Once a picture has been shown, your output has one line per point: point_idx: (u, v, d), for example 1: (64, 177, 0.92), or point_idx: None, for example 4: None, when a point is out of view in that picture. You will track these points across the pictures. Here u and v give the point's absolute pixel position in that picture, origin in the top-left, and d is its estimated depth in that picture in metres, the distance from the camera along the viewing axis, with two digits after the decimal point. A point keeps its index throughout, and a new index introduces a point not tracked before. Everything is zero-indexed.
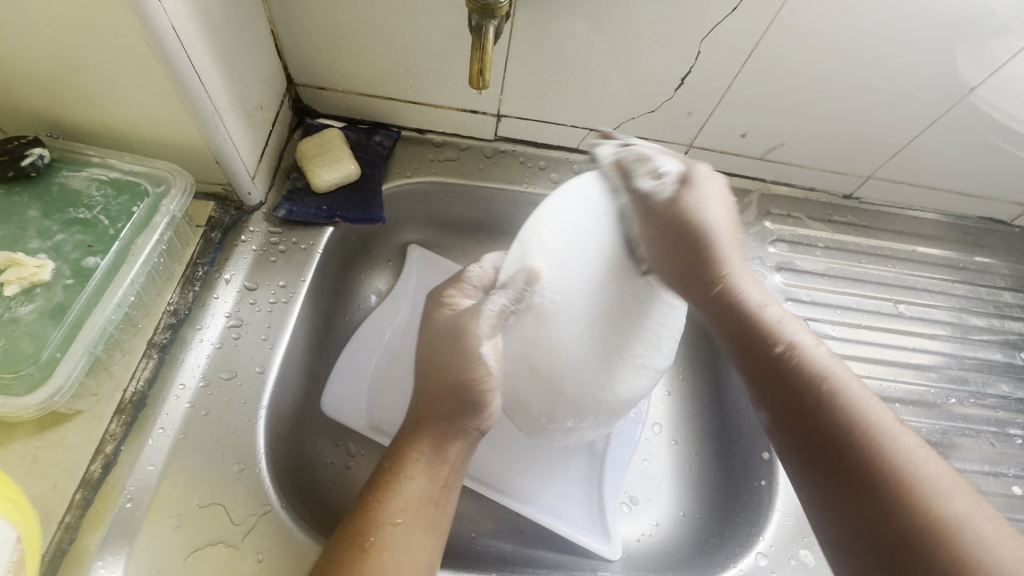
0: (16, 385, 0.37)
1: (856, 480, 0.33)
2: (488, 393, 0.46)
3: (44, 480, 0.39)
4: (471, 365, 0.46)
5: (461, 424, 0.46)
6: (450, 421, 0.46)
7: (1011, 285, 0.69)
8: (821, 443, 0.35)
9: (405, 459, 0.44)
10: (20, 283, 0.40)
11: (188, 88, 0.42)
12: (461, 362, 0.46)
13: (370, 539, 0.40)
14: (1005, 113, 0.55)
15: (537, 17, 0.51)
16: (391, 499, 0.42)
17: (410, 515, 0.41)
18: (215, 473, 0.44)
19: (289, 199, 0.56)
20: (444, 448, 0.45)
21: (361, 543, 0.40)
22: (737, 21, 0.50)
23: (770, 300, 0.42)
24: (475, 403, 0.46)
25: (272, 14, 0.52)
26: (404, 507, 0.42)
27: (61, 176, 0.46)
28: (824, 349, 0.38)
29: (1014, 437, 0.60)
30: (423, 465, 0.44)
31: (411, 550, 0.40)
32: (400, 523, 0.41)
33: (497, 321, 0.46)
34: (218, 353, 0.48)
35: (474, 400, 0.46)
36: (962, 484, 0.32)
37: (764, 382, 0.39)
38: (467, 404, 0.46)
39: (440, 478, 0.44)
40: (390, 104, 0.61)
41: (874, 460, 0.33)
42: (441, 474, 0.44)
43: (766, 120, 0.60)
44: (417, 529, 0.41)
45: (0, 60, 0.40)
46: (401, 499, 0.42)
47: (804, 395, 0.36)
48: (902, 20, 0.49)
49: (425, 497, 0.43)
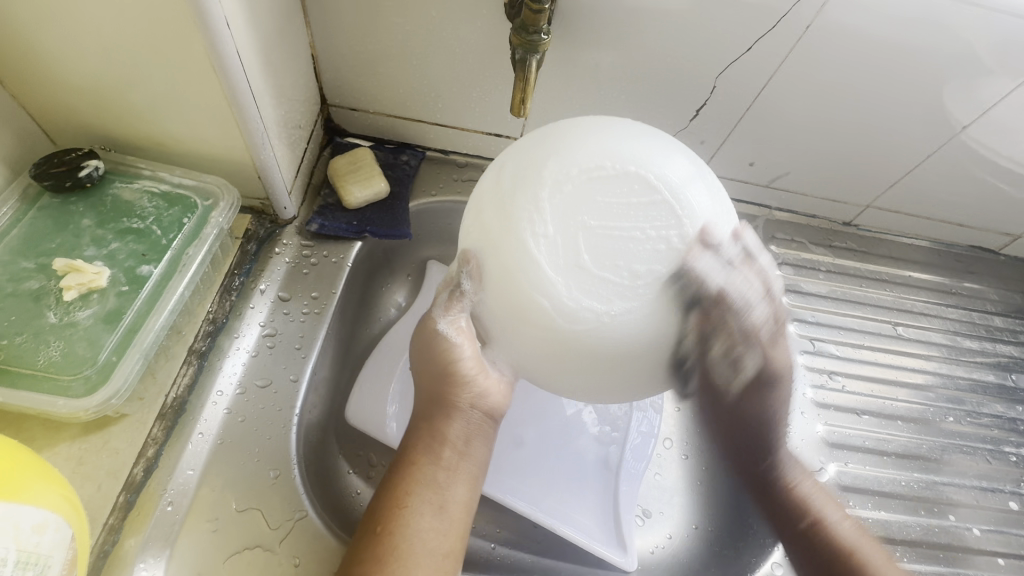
0: (74, 387, 0.39)
1: None
2: (462, 366, 0.47)
3: (89, 481, 0.40)
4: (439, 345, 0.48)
5: (450, 403, 0.47)
6: (441, 402, 0.48)
7: (1000, 310, 0.73)
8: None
9: (408, 447, 0.46)
10: (79, 289, 0.42)
11: (243, 108, 0.44)
12: (431, 349, 0.49)
13: (380, 525, 0.43)
14: (995, 151, 0.60)
15: (565, 50, 0.55)
16: (398, 485, 0.44)
17: (419, 499, 0.44)
18: (252, 479, 0.45)
19: (320, 214, 0.59)
20: (441, 430, 0.47)
21: (373, 529, 0.43)
22: (751, 60, 0.54)
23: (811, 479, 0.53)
24: (459, 380, 0.48)
25: (314, 39, 0.55)
26: (411, 490, 0.44)
27: (113, 187, 0.48)
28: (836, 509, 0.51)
29: (1008, 454, 0.63)
30: (423, 450, 0.46)
31: (421, 533, 0.43)
32: (409, 506, 0.43)
33: (450, 303, 0.47)
34: (254, 361, 0.50)
35: (457, 378, 0.48)
36: None
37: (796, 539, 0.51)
38: (450, 382, 0.48)
39: (444, 459, 0.46)
40: (418, 126, 0.64)
41: None
42: (444, 457, 0.46)
43: (773, 150, 0.64)
44: (425, 513, 0.43)
45: (67, 76, 0.42)
46: (405, 483, 0.44)
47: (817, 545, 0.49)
48: (901, 65, 0.53)
49: (428, 480, 0.45)
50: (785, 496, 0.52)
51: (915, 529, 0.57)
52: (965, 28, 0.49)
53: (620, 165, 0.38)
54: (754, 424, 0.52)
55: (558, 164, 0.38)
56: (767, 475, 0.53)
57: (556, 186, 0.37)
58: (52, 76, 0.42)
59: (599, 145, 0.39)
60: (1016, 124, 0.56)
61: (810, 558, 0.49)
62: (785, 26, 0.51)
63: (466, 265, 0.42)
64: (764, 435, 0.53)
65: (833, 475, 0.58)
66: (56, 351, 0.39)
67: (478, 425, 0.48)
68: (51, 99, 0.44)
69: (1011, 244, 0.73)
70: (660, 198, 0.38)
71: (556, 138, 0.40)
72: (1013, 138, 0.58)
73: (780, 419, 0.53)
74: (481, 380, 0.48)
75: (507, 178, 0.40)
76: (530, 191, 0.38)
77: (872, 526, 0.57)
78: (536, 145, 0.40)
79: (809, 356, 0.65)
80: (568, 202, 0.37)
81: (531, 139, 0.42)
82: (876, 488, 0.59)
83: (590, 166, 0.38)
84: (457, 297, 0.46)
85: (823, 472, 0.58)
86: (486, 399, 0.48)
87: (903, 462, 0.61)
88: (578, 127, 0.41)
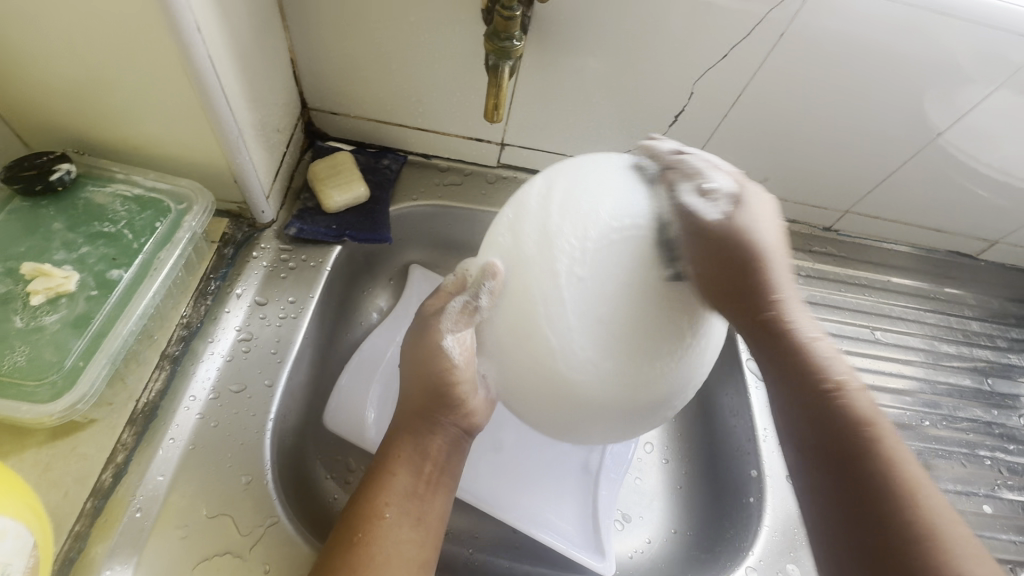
0: (39, 392, 0.38)
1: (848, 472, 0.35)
2: (459, 389, 0.47)
3: (56, 488, 0.40)
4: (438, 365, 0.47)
5: (437, 419, 0.47)
6: (427, 415, 0.47)
7: (978, 315, 0.73)
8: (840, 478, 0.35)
9: (387, 457, 0.46)
10: (46, 293, 0.41)
11: (216, 112, 0.44)
12: (427, 358, 0.47)
13: (359, 535, 0.42)
14: (970, 155, 0.60)
15: (543, 55, 0.55)
16: (377, 494, 0.44)
17: (398, 509, 0.43)
18: (223, 485, 0.44)
19: (299, 218, 0.58)
20: (425, 443, 0.47)
21: (351, 539, 0.42)
22: (727, 66, 0.55)
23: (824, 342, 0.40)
24: (452, 399, 0.47)
25: (293, 43, 0.56)
26: (390, 501, 0.44)
27: (86, 191, 0.47)
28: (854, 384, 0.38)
29: (983, 458, 0.64)
30: (405, 461, 0.46)
31: (400, 543, 0.42)
32: (388, 517, 0.43)
33: (462, 317, 0.46)
34: (228, 366, 0.49)
35: (449, 398, 0.47)
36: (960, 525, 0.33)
37: (799, 408, 0.38)
38: (440, 399, 0.47)
39: (424, 471, 0.46)
40: (400, 130, 0.64)
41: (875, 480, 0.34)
42: (425, 469, 0.46)
43: (752, 155, 0.65)
44: (405, 523, 0.43)
45: (37, 79, 0.42)
46: (385, 494, 0.44)
47: (829, 419, 0.37)
48: (876, 70, 0.54)
49: (409, 492, 0.44)
50: (786, 349, 0.40)
51: None
52: (936, 35, 0.50)
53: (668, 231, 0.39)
54: (745, 262, 0.41)
55: (609, 209, 0.38)
56: (770, 324, 0.41)
57: (605, 230, 0.38)
58: (22, 80, 0.42)
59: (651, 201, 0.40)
60: (989, 130, 0.57)
61: (810, 434, 0.37)
62: (761, 31, 0.51)
63: (489, 278, 0.42)
64: (759, 275, 0.41)
65: None
66: (22, 356, 0.39)
67: (461, 443, 0.49)
68: (21, 102, 0.44)
69: (989, 249, 0.74)
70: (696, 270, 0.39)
71: (615, 179, 0.40)
72: (987, 144, 0.59)
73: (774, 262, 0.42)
74: (472, 402, 0.48)
75: (556, 201, 0.40)
76: (577, 227, 0.38)
77: None
78: (593, 177, 0.41)
79: None
80: (610, 251, 0.37)
81: (583, 169, 0.42)
82: None
83: (641, 223, 0.38)
84: (468, 310, 0.46)
85: None
86: (470, 417, 0.49)
87: None
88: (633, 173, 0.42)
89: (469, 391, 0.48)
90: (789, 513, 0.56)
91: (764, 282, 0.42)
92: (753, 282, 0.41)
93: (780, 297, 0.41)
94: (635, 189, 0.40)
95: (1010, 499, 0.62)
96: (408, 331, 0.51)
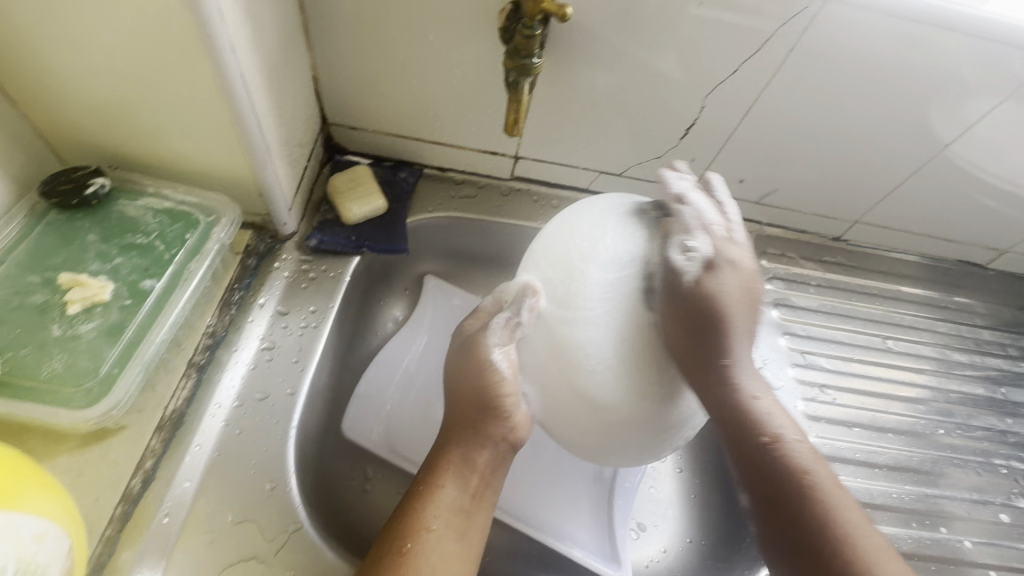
0: (76, 399, 0.40)
1: (794, 520, 0.42)
2: (502, 401, 0.49)
3: (87, 494, 0.41)
4: (484, 374, 0.49)
5: (484, 431, 0.49)
6: (475, 427, 0.49)
7: (989, 324, 0.74)
8: (782, 507, 0.43)
9: (436, 469, 0.47)
10: (82, 303, 0.43)
11: (246, 130, 0.45)
12: (474, 371, 0.49)
13: (408, 544, 0.43)
14: (977, 166, 0.61)
15: (557, 72, 0.57)
16: (426, 507, 0.45)
17: (444, 523, 0.44)
18: (248, 490, 0.45)
19: (319, 229, 0.60)
20: (472, 455, 0.48)
21: (400, 547, 0.43)
22: (736, 82, 0.56)
23: (763, 394, 0.47)
24: (499, 411, 0.49)
25: (316, 62, 0.58)
26: (436, 515, 0.44)
27: (118, 204, 0.49)
28: (793, 430, 0.46)
29: (998, 466, 0.64)
30: (455, 473, 0.47)
31: (447, 556, 0.43)
32: (435, 529, 0.44)
33: (506, 331, 0.50)
34: (252, 375, 0.50)
35: (494, 410, 0.49)
36: (890, 550, 0.41)
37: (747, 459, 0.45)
38: (487, 410, 0.48)
39: (470, 485, 0.47)
40: (416, 144, 0.66)
41: (817, 520, 0.41)
42: (471, 481, 0.47)
43: (762, 167, 0.66)
44: (451, 537, 0.44)
45: (76, 98, 0.44)
46: (436, 507, 0.45)
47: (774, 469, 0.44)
48: (882, 83, 0.55)
49: (457, 505, 0.45)
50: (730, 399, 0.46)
51: (908, 541, 0.57)
52: (941, 50, 0.51)
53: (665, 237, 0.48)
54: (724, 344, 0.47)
55: (602, 252, 0.46)
56: (718, 372, 0.46)
57: (602, 269, 0.45)
58: (61, 98, 0.44)
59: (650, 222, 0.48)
60: (997, 142, 0.58)
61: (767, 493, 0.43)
62: (771, 47, 0.53)
63: (528, 296, 0.48)
64: (716, 345, 0.47)
65: None
66: (59, 363, 0.40)
67: (505, 456, 0.49)
68: (58, 120, 0.46)
69: (997, 258, 0.74)
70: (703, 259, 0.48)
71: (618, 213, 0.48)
72: (994, 155, 0.60)
73: (730, 324, 0.47)
74: (515, 415, 0.49)
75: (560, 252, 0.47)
76: (578, 270, 0.45)
77: None
78: (579, 225, 0.48)
79: (800, 369, 0.66)
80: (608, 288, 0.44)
81: (592, 208, 0.49)
82: (868, 500, 0.59)
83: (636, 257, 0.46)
84: (513, 325, 0.50)
85: None
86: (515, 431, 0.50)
87: (895, 474, 0.61)
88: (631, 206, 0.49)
89: (513, 404, 0.49)
90: None
91: (722, 347, 0.47)
92: (694, 326, 0.46)
93: (732, 368, 0.47)
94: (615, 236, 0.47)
95: None
96: (453, 346, 0.54)
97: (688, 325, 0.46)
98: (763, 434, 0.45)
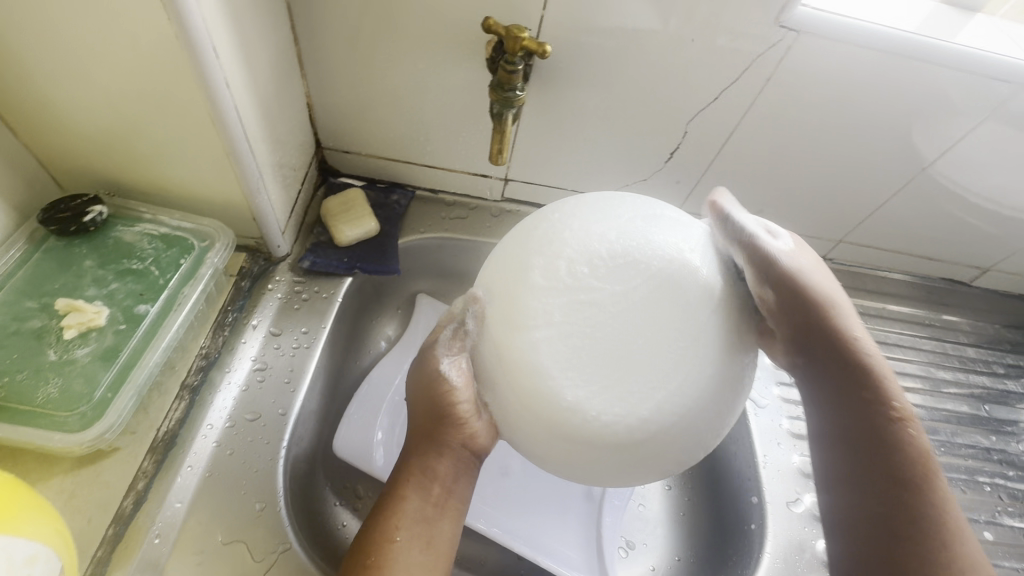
0: (70, 422, 0.41)
1: (904, 508, 0.41)
2: (456, 409, 0.47)
3: (80, 514, 0.42)
4: (437, 383, 0.48)
5: (443, 441, 0.48)
6: (433, 437, 0.48)
7: (973, 341, 0.75)
8: (896, 502, 0.42)
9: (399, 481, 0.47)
10: (78, 328, 0.44)
11: (240, 158, 0.47)
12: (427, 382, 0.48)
13: (370, 559, 0.43)
14: (958, 186, 0.63)
15: (544, 98, 0.59)
16: (388, 521, 0.45)
17: (409, 534, 0.44)
18: (239, 510, 0.46)
19: (312, 251, 0.61)
20: (431, 467, 0.47)
21: (363, 561, 0.43)
22: (719, 108, 0.58)
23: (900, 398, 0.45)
24: (452, 418, 0.47)
25: (310, 90, 0.59)
26: (401, 525, 0.44)
27: (116, 230, 0.51)
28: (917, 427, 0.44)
29: (983, 484, 0.64)
30: (415, 485, 0.46)
31: (409, 567, 0.43)
32: (397, 540, 0.44)
33: (455, 342, 0.48)
34: (244, 395, 0.51)
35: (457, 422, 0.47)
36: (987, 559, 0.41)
37: (869, 456, 0.43)
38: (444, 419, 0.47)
39: (434, 496, 0.46)
40: (409, 167, 0.68)
41: (924, 517, 0.41)
42: (433, 492, 0.46)
43: (747, 188, 0.67)
44: (415, 547, 0.44)
45: (76, 128, 0.45)
46: (398, 518, 0.45)
47: (895, 468, 0.42)
48: (861, 108, 0.57)
49: (420, 515, 0.45)
50: (858, 389, 0.46)
51: None
52: (917, 77, 0.53)
53: (631, 253, 0.40)
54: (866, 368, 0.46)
55: (540, 295, 0.40)
56: (842, 367, 0.47)
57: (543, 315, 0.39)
58: (61, 129, 0.46)
59: (615, 231, 0.42)
60: (975, 164, 0.60)
61: (883, 488, 0.42)
62: (749, 76, 0.55)
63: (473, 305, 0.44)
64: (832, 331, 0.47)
65: (810, 506, 0.58)
66: (55, 387, 0.42)
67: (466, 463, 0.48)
68: (59, 150, 0.47)
69: (980, 276, 0.76)
70: (658, 288, 0.40)
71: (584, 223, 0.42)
72: (974, 175, 0.61)
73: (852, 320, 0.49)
74: (471, 423, 0.48)
75: (497, 300, 0.42)
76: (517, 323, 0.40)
77: None
78: (506, 272, 0.42)
79: (785, 388, 0.67)
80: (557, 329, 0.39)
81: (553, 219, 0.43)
82: None
83: (565, 288, 0.40)
84: (461, 335, 0.48)
85: (799, 503, 0.58)
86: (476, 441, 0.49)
87: None
88: (606, 212, 0.43)
89: (468, 411, 0.47)
90: (787, 541, 0.56)
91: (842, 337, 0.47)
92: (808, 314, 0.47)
93: (864, 365, 0.46)
94: (534, 283, 0.40)
95: (1011, 526, 0.62)
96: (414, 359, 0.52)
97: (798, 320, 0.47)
98: (891, 454, 0.43)
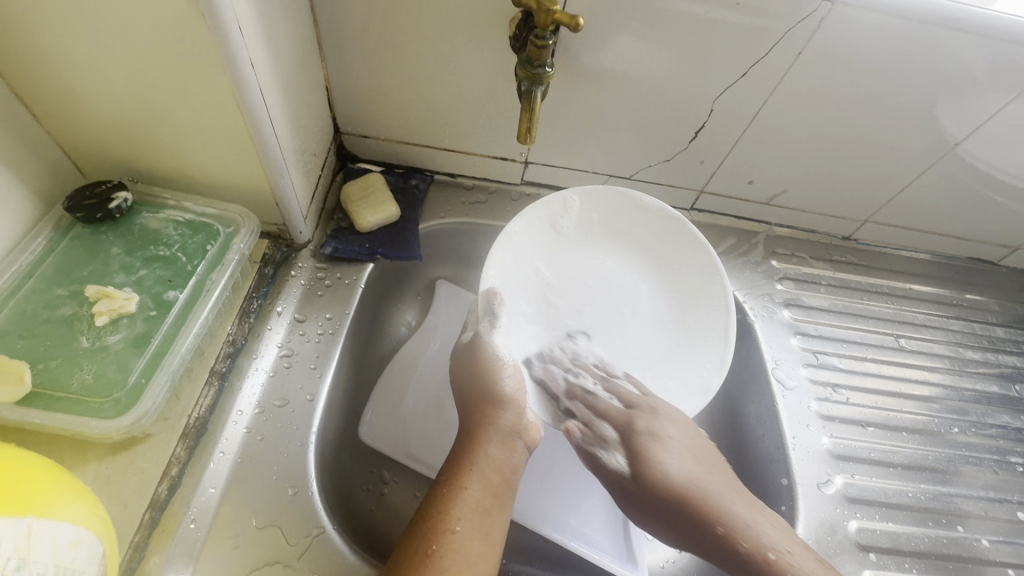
0: (105, 409, 0.41)
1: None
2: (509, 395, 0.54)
3: (116, 500, 0.42)
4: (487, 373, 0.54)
5: (497, 427, 0.52)
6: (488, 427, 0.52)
7: (1002, 321, 0.74)
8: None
9: (459, 471, 0.49)
10: (109, 314, 0.44)
11: (265, 142, 0.46)
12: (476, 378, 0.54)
13: (433, 547, 0.43)
14: (990, 164, 0.61)
15: (566, 78, 0.58)
16: (449, 511, 0.46)
17: (468, 523, 0.45)
18: (272, 495, 0.46)
19: (334, 237, 0.61)
20: (487, 453, 0.50)
21: (426, 550, 0.43)
22: (747, 84, 0.57)
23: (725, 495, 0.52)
24: (502, 401, 0.53)
25: (328, 73, 0.58)
26: (461, 515, 0.46)
27: (141, 217, 0.51)
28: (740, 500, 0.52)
29: (1015, 465, 0.63)
30: (476, 479, 0.48)
31: (470, 556, 0.43)
32: (458, 529, 0.45)
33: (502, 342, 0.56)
34: (272, 381, 0.51)
35: (505, 399, 0.53)
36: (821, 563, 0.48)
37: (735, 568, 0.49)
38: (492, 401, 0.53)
39: (491, 485, 0.49)
40: (427, 152, 0.67)
41: None
42: (492, 482, 0.49)
43: (773, 167, 0.66)
44: (475, 538, 0.45)
45: (100, 115, 0.45)
46: (457, 508, 0.46)
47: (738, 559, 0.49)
48: (894, 83, 0.55)
49: (479, 504, 0.47)
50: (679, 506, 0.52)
51: (923, 540, 0.58)
52: (953, 50, 0.51)
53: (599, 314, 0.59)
54: (661, 494, 0.53)
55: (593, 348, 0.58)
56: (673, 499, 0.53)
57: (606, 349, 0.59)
58: (83, 115, 0.45)
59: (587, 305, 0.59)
60: (1008, 140, 0.58)
61: None
62: (780, 52, 0.53)
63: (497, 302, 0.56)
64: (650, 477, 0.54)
65: (840, 487, 0.59)
66: (89, 374, 0.42)
67: (516, 450, 0.52)
68: (83, 137, 0.47)
69: (1009, 255, 0.74)
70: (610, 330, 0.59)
71: (593, 236, 0.62)
72: (1009, 151, 0.59)
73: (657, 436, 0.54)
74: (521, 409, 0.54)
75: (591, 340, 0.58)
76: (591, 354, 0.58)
77: (880, 537, 0.57)
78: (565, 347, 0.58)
79: (812, 369, 0.66)
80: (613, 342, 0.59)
81: (545, 234, 0.61)
82: (883, 499, 0.59)
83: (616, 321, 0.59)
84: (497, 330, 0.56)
85: (830, 484, 0.59)
86: (527, 430, 0.53)
87: (910, 474, 0.61)
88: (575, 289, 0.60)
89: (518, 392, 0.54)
90: (820, 522, 0.56)
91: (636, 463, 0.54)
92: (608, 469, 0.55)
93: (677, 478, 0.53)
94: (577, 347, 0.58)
95: None
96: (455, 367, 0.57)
97: (633, 487, 0.54)
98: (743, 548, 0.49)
